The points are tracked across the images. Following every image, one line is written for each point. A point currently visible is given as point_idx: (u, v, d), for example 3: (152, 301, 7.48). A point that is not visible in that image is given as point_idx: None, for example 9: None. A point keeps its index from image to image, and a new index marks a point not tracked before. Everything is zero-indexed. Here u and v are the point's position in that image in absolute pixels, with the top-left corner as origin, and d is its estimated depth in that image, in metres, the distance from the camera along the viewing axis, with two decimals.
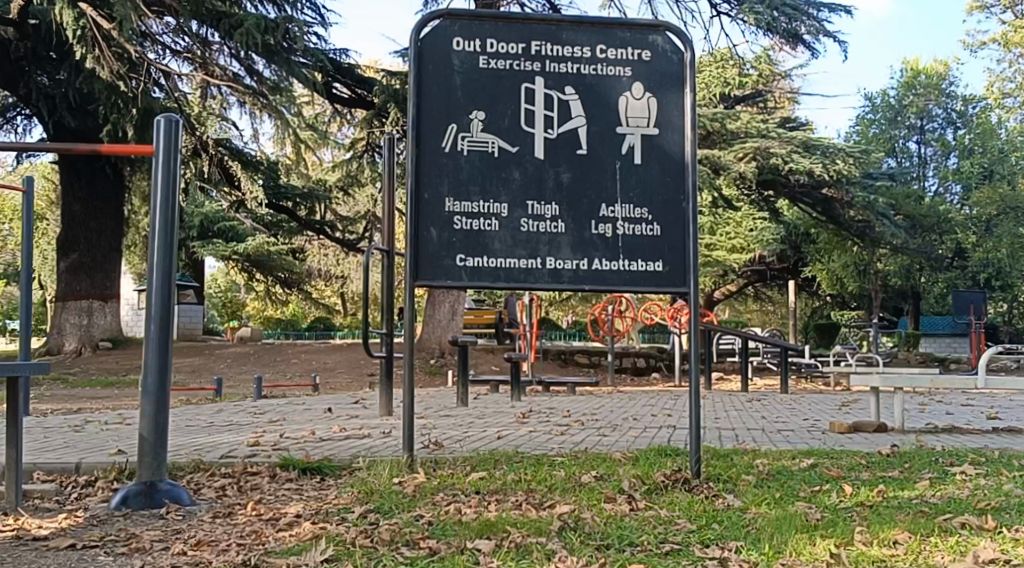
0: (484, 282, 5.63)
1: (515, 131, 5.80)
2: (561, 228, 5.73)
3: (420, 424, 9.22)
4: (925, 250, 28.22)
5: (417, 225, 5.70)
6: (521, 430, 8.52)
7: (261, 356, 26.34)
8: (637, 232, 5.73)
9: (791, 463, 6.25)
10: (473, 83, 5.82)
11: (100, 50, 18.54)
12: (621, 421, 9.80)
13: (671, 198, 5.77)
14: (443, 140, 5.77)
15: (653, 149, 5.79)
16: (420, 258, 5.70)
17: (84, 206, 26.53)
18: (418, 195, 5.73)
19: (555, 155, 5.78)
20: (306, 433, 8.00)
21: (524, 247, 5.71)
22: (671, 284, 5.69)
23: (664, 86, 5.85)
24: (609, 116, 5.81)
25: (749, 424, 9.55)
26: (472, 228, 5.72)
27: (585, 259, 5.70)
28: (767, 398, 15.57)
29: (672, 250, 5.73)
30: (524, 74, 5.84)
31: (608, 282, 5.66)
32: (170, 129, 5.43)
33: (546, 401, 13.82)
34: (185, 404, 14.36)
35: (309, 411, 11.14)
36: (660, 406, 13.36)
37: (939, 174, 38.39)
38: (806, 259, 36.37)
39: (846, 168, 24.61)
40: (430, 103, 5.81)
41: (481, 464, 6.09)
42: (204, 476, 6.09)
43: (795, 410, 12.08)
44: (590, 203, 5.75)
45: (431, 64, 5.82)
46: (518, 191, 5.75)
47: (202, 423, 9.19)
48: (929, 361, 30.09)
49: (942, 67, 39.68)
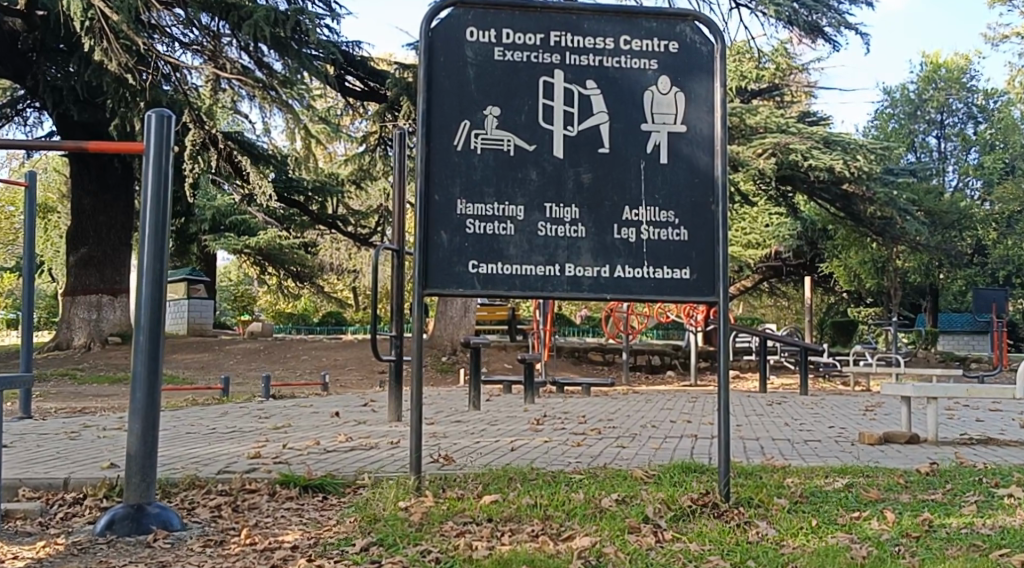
0: (499, 291, 5.25)
1: (532, 128, 5.41)
2: (580, 232, 5.34)
3: (430, 432, 8.87)
4: (947, 247, 27.74)
5: (427, 230, 5.32)
6: (536, 440, 8.13)
7: (271, 352, 26.06)
8: (662, 237, 5.34)
9: (824, 483, 5.86)
10: (487, 76, 5.43)
11: (108, 43, 18.14)
12: (639, 428, 9.43)
13: (699, 200, 5.37)
14: (454, 137, 5.39)
15: (680, 149, 5.40)
16: (429, 264, 5.32)
17: (93, 200, 26.29)
18: (428, 197, 5.35)
19: (575, 154, 5.39)
20: (310, 443, 7.66)
21: (542, 253, 5.32)
22: (698, 292, 5.31)
23: (693, 79, 5.44)
24: (633, 113, 5.41)
25: (773, 433, 9.15)
26: (485, 232, 5.33)
27: (607, 265, 5.32)
28: (786, 400, 15.20)
29: (701, 256, 5.33)
30: (542, 67, 5.45)
31: (631, 291, 5.27)
32: (161, 126, 5.05)
33: (559, 403, 13.45)
34: (189, 405, 14.05)
35: (317, 415, 10.81)
36: (677, 409, 12.96)
37: (959, 170, 38.06)
38: (823, 255, 35.83)
39: (868, 164, 24.15)
40: (441, 98, 5.42)
41: (493, 483, 5.75)
42: (199, 494, 5.75)
43: (819, 415, 11.66)
44: (613, 205, 5.36)
45: (443, 56, 5.42)
46: (535, 192, 5.37)
47: (204, 431, 8.87)
48: (949, 359, 29.61)
49: (963, 61, 39.08)
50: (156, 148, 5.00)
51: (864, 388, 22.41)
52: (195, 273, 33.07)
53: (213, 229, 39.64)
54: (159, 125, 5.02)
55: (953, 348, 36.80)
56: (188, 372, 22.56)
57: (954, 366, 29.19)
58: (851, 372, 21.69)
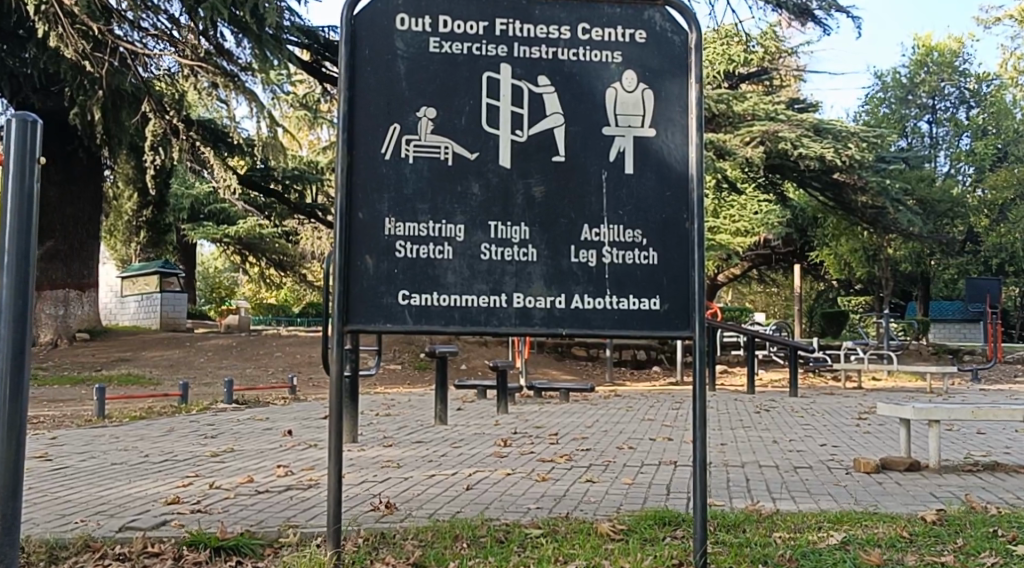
0: (435, 327, 4.44)
1: (474, 132, 4.58)
2: (532, 256, 4.53)
3: (383, 460, 8.07)
4: (940, 235, 26.97)
5: (348, 254, 4.48)
6: (496, 472, 7.34)
7: (244, 348, 25.27)
8: (628, 260, 4.54)
9: (818, 540, 5.09)
10: (421, 71, 4.59)
11: (63, 28, 16.99)
12: (613, 452, 8.65)
13: (671, 216, 4.56)
14: (382, 143, 4.55)
15: (649, 157, 4.58)
16: (350, 295, 4.48)
17: (59, 192, 25.49)
18: (350, 214, 4.51)
19: (525, 163, 4.58)
20: (243, 480, 6.87)
21: (486, 280, 4.51)
22: (671, 327, 4.51)
23: (663, 74, 4.62)
24: (592, 114, 4.59)
25: (758, 457, 8.35)
26: (419, 256, 4.52)
27: (563, 294, 4.51)
28: (776, 406, 14.43)
29: (673, 282, 4.53)
30: (486, 61, 4.62)
31: (591, 325, 4.48)
32: (24, 134, 4.02)
33: (534, 414, 12.62)
34: (142, 416, 13.26)
35: (270, 434, 10.04)
36: (659, 419, 12.15)
37: (950, 155, 37.36)
38: (812, 242, 35.13)
39: (859, 153, 23.35)
40: (366, 98, 4.57)
41: (434, 545, 4.97)
42: (91, 560, 4.92)
43: (810, 429, 10.85)
44: (570, 224, 4.55)
45: (369, 48, 4.58)
46: (478, 209, 4.55)
47: (137, 459, 8.06)
48: (942, 351, 28.83)
49: (956, 44, 38.12)
50: (16, 162, 4.00)
51: (856, 384, 21.68)
52: (168, 265, 32.25)
53: (191, 217, 38.78)
54: (21, 133, 4.01)
55: (944, 337, 36.26)
56: (156, 372, 21.79)
57: (947, 358, 28.39)
58: (842, 368, 20.97)
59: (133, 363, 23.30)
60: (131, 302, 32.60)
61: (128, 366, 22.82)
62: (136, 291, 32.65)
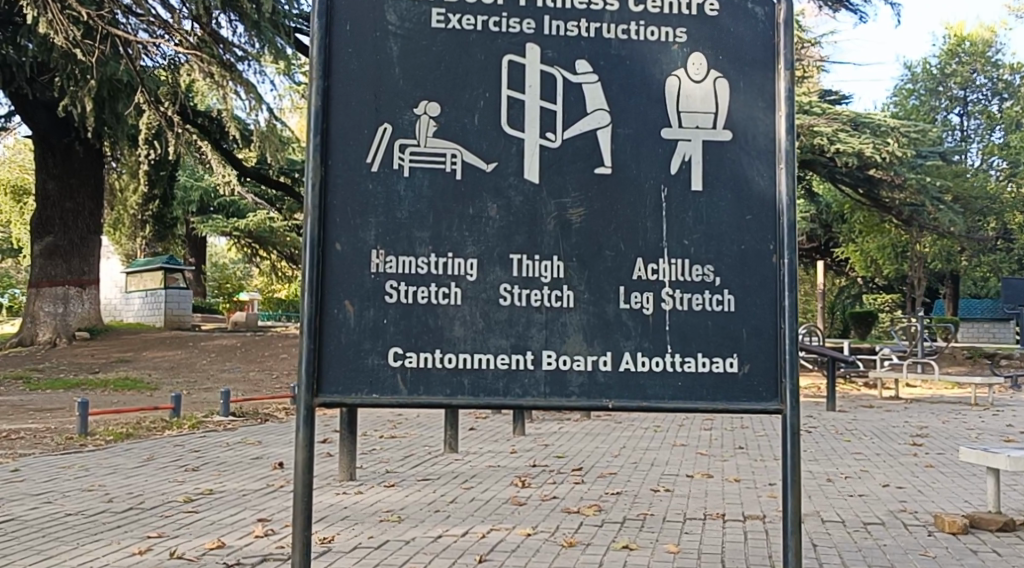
0: (439, 399, 3.33)
1: (489, 134, 3.45)
2: (568, 301, 3.40)
3: (381, 511, 6.88)
4: (976, 236, 25.74)
5: (321, 299, 3.35)
6: (515, 533, 6.16)
7: (249, 348, 24.23)
8: (695, 306, 3.39)
9: None
10: (419, 54, 3.46)
11: (53, 12, 15.63)
12: (647, 498, 7.45)
13: (753, 245, 3.41)
14: (367, 152, 3.41)
15: (724, 169, 3.43)
16: (323, 358, 3.34)
17: (59, 185, 24.43)
18: (325, 246, 3.38)
19: (562, 175, 3.44)
20: (210, 544, 5.72)
21: (505, 333, 3.38)
22: (754, 397, 3.35)
23: (743, 57, 3.45)
24: (648, 108, 3.44)
25: (820, 508, 7.16)
26: (416, 302, 3.39)
27: (608, 353, 3.37)
28: (815, 424, 13.21)
29: (756, 335, 3.38)
30: (507, 40, 3.47)
31: (646, 394, 3.34)
32: None
33: (553, 436, 11.47)
34: (128, 434, 12.17)
35: (258, 467, 8.90)
36: (693, 444, 10.95)
37: (982, 150, 36.01)
38: (838, 239, 33.58)
39: (899, 150, 22.02)
40: (346, 89, 3.44)
41: None
42: None
43: (865, 461, 9.63)
44: (617, 256, 3.41)
45: (350, 24, 3.46)
46: (494, 237, 3.42)
47: (97, 507, 6.91)
48: (978, 356, 27.64)
49: (988, 34, 36.90)
50: None
51: (892, 393, 20.38)
52: (173, 261, 31.29)
53: (200, 210, 37.88)
54: None
55: (973, 336, 35.07)
56: (155, 375, 20.73)
57: (983, 363, 27.04)
58: (875, 374, 19.68)
59: (132, 364, 22.28)
60: (135, 299, 31.50)
61: (126, 368, 21.78)
62: (140, 287, 31.66)
